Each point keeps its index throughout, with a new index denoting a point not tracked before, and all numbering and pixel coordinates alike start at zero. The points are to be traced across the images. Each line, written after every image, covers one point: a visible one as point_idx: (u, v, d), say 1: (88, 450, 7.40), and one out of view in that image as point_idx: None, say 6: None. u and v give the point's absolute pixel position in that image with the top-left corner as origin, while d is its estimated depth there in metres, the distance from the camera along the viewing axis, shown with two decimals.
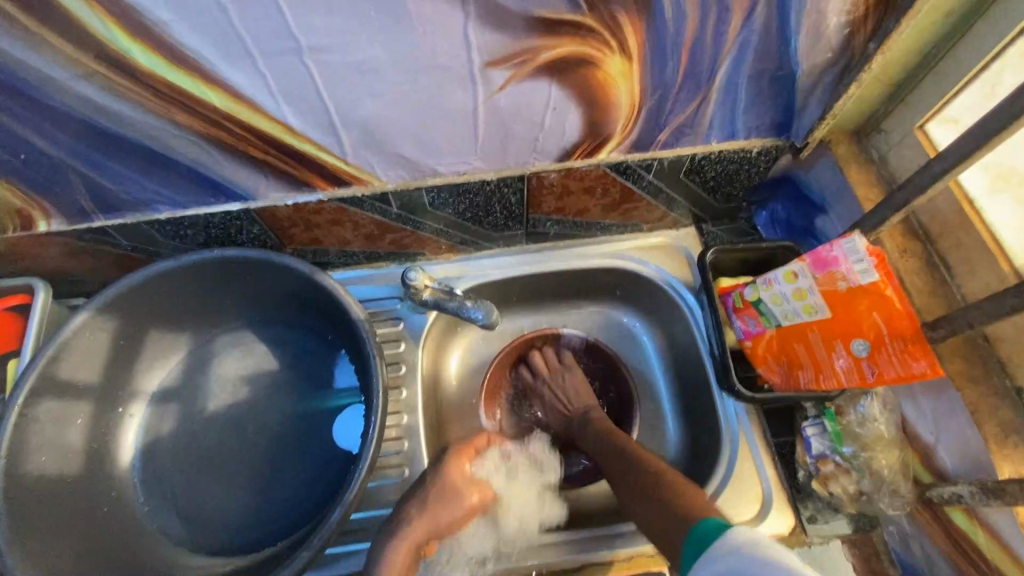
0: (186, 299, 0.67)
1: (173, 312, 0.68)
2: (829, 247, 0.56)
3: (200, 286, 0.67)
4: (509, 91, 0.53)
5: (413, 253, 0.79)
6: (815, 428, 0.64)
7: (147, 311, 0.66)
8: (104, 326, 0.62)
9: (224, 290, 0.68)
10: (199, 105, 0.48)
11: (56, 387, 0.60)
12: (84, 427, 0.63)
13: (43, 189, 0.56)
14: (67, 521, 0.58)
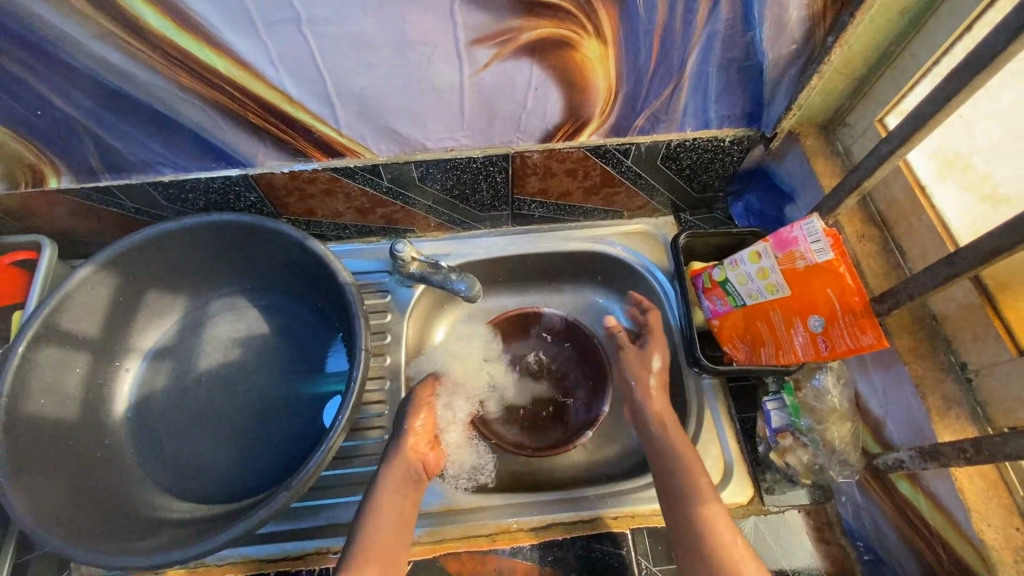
0: (183, 261, 0.71)
1: (171, 274, 0.71)
2: (790, 228, 0.59)
3: (198, 250, 0.70)
4: (493, 69, 0.57)
5: (404, 230, 0.83)
6: (775, 403, 0.67)
7: (146, 271, 0.69)
8: (104, 282, 0.66)
9: (220, 255, 0.72)
10: (204, 69, 0.52)
11: (57, 335, 0.63)
12: (82, 376, 0.66)
13: (55, 147, 0.60)
14: (61, 462, 0.61)
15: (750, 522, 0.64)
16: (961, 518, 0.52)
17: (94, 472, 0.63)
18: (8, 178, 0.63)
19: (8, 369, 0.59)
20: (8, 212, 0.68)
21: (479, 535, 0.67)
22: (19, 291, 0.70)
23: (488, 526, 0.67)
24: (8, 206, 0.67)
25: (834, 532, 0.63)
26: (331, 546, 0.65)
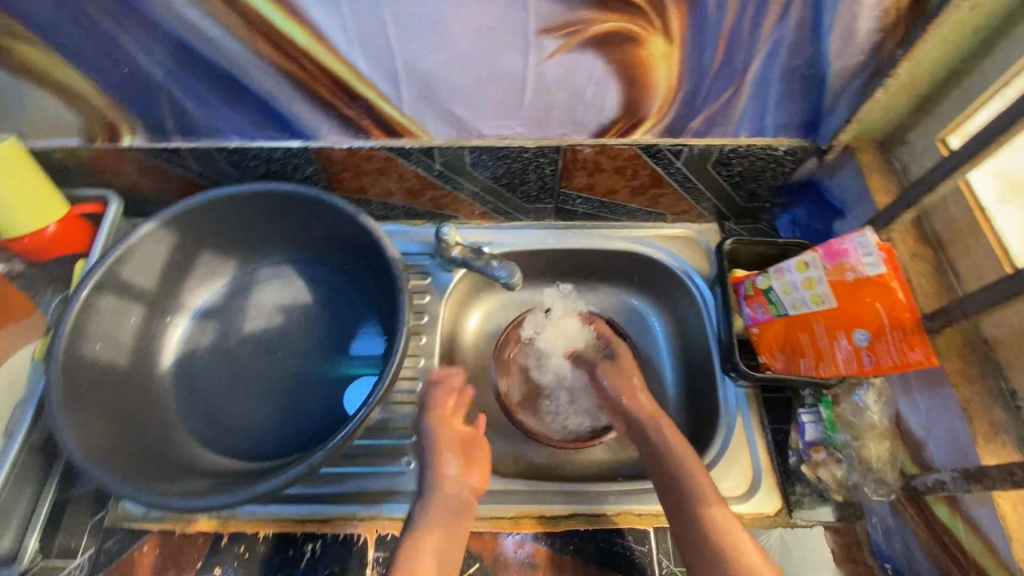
0: (238, 227, 0.73)
1: (224, 238, 0.74)
2: (841, 239, 0.59)
3: (253, 218, 0.73)
4: (558, 61, 0.58)
5: (448, 216, 0.85)
6: (810, 416, 0.66)
7: (202, 233, 0.72)
8: (165, 238, 0.69)
9: (273, 224, 0.74)
10: (283, 40, 0.55)
11: (116, 283, 0.66)
12: (135, 325, 0.69)
13: (134, 106, 0.63)
14: (109, 406, 0.63)
15: (775, 533, 0.63)
16: (1001, 546, 0.51)
17: (139, 419, 0.65)
18: (87, 131, 0.67)
19: (70, 311, 0.62)
20: (82, 165, 0.72)
21: (501, 518, 0.67)
22: (87, 240, 0.73)
23: (512, 509, 0.67)
24: (82, 159, 0.70)
25: (863, 552, 0.62)
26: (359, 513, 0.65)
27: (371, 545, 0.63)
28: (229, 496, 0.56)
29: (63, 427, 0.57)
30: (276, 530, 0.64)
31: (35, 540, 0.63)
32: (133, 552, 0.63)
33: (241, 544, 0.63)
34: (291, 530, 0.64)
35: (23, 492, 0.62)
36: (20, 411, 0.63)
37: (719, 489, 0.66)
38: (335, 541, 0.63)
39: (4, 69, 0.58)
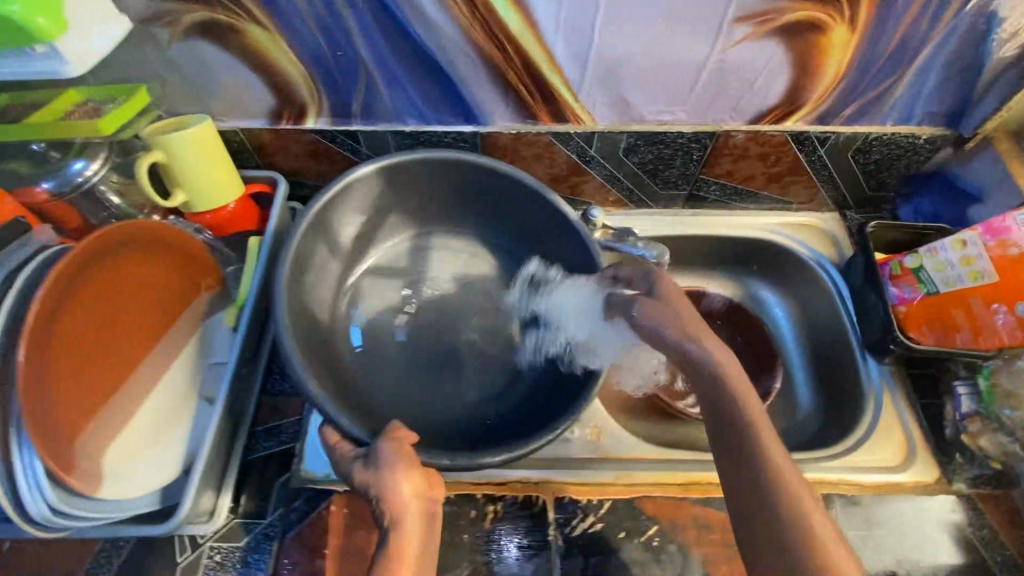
0: (424, 195, 0.74)
1: (409, 207, 0.74)
2: (1001, 218, 0.62)
3: (441, 187, 0.73)
4: (741, 49, 0.63)
5: (581, 202, 0.86)
6: (967, 388, 0.70)
7: (391, 196, 0.73)
8: (366, 186, 0.69)
9: (457, 199, 0.75)
10: (496, 24, 0.59)
11: (316, 236, 0.67)
12: (327, 276, 0.69)
13: (330, 88, 0.67)
14: (314, 350, 0.64)
15: (939, 499, 0.66)
16: None
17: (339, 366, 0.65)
18: (275, 112, 0.71)
19: (285, 257, 0.63)
20: (258, 147, 0.76)
21: (672, 484, 0.67)
22: (256, 220, 0.76)
23: (682, 476, 0.68)
24: (259, 140, 0.74)
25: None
26: (533, 476, 0.68)
27: (551, 507, 0.66)
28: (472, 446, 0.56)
29: (296, 366, 0.58)
30: (457, 491, 0.66)
31: (227, 499, 0.65)
32: (322, 512, 0.66)
33: None
34: (472, 491, 0.66)
35: (219, 454, 0.65)
36: (212, 378, 0.66)
37: (875, 460, 0.70)
38: (515, 504, 0.66)
39: (227, 49, 0.62)
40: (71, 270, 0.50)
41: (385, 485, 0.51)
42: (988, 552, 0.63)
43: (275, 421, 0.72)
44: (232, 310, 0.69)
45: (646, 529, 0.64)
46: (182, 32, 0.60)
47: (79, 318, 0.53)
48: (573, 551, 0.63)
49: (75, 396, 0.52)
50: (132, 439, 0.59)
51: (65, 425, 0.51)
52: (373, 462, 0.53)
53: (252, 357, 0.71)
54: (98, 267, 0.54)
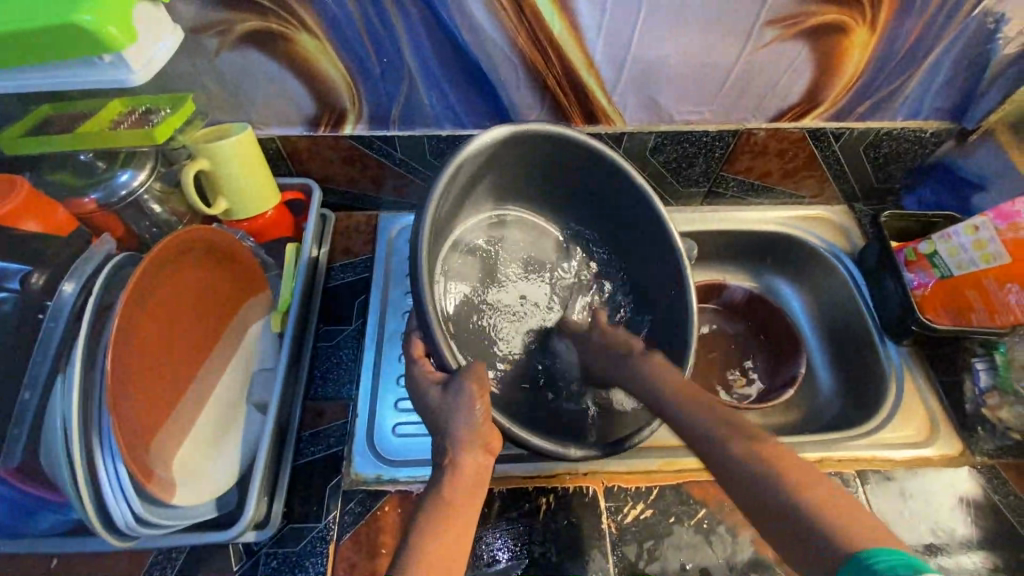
0: (520, 166, 0.72)
1: (500, 174, 0.72)
2: (1012, 203, 0.67)
3: (537, 161, 0.71)
4: (769, 50, 0.66)
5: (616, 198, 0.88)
6: (984, 363, 0.75)
7: (495, 164, 0.69)
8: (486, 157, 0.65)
9: (545, 175, 0.74)
10: (541, 29, 0.62)
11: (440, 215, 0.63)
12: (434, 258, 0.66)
13: (371, 93, 0.68)
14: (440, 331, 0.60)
15: (966, 471, 0.70)
16: None
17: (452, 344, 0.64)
18: (314, 119, 0.72)
19: (424, 238, 0.58)
20: (292, 154, 0.76)
21: None
22: (291, 226, 0.78)
23: None
24: (296, 147, 0.75)
25: None
26: (580, 466, 0.69)
27: (601, 496, 0.67)
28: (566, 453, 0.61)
29: (433, 334, 0.57)
30: (510, 485, 0.68)
31: (281, 505, 0.64)
32: (376, 512, 0.66)
33: (481, 500, 0.66)
34: (523, 486, 0.68)
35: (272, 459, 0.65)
36: (260, 384, 0.66)
37: (900, 435, 0.73)
38: (566, 494, 0.67)
39: (273, 57, 0.63)
40: (140, 280, 0.51)
41: (456, 427, 0.55)
42: (1016, 518, 0.67)
43: (319, 425, 0.71)
44: (276, 315, 0.70)
45: (695, 512, 0.66)
46: (232, 41, 0.61)
47: (147, 328, 0.53)
48: (627, 537, 0.65)
49: (147, 402, 0.53)
50: (192, 446, 0.59)
51: (141, 429, 0.51)
52: (452, 392, 0.56)
53: (294, 363, 0.72)
54: (159, 278, 0.54)
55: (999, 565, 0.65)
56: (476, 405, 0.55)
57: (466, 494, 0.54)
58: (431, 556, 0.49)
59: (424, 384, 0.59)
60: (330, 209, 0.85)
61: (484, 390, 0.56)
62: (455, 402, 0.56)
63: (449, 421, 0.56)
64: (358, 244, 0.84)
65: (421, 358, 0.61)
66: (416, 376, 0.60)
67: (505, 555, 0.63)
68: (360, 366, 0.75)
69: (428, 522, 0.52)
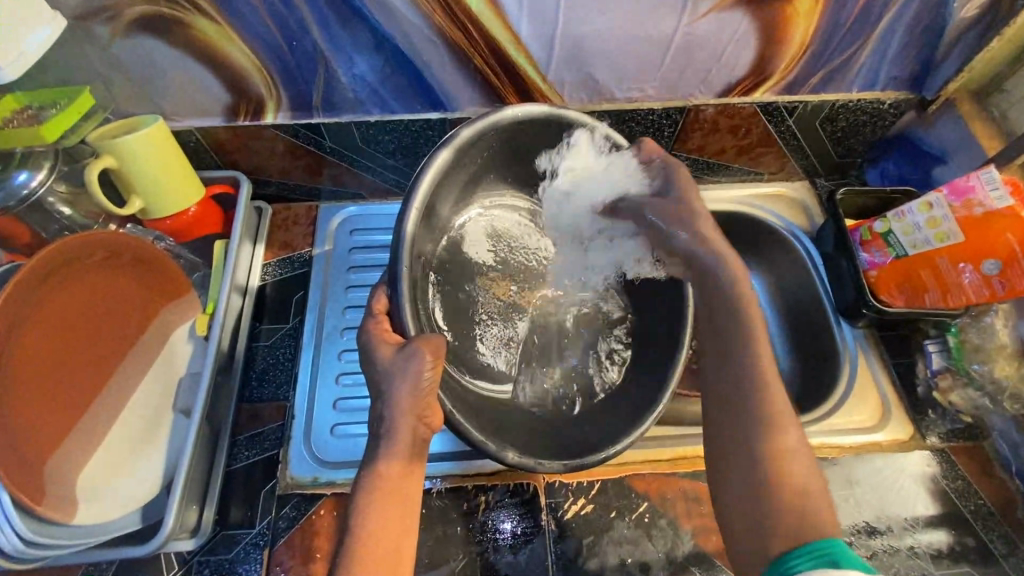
0: (515, 149, 0.66)
1: (497, 160, 0.67)
2: (966, 178, 0.64)
3: (538, 141, 0.65)
4: (708, 20, 0.62)
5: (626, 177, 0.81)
6: (937, 345, 0.73)
7: (489, 149, 0.64)
8: (471, 147, 0.60)
9: (543, 157, 0.68)
10: (459, 5, 0.57)
11: (431, 198, 0.59)
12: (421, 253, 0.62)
13: (287, 77, 0.64)
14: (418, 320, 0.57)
15: (915, 456, 0.69)
16: None
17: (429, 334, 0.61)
18: (232, 108, 0.67)
19: (408, 225, 0.54)
20: (214, 145, 0.72)
21: (661, 459, 0.68)
22: (220, 222, 0.74)
23: (667, 451, 0.69)
24: (216, 139, 0.71)
25: (994, 467, 0.68)
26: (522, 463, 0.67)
27: (543, 492, 0.66)
28: (547, 466, 0.57)
29: (399, 298, 0.54)
30: (447, 484, 0.65)
31: (211, 512, 0.63)
32: (311, 516, 0.64)
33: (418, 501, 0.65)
34: (462, 484, 0.66)
35: (200, 466, 0.63)
36: (186, 389, 0.64)
37: (855, 420, 0.72)
38: (504, 492, 0.65)
39: (173, 43, 0.59)
40: (9, 300, 0.49)
41: (395, 395, 0.50)
42: (962, 502, 0.67)
43: (257, 427, 0.69)
44: (201, 317, 0.67)
45: (636, 506, 0.65)
46: (123, 28, 0.57)
47: (32, 352, 0.52)
48: (567, 534, 0.64)
49: (27, 414, 0.51)
50: (105, 459, 0.58)
51: (17, 444, 0.50)
52: (403, 354, 0.51)
53: (224, 367, 0.69)
54: (40, 300, 0.53)
55: (944, 550, 0.64)
56: (425, 369, 0.50)
57: (397, 481, 0.50)
58: (379, 544, 0.47)
59: (377, 344, 0.54)
60: (266, 202, 0.81)
61: (437, 358, 0.51)
62: (404, 366, 0.50)
63: (391, 385, 0.51)
64: (297, 238, 0.81)
65: (380, 315, 0.56)
66: (370, 333, 0.55)
67: (514, 535, 0.63)
68: (297, 366, 0.73)
69: (368, 502, 0.49)
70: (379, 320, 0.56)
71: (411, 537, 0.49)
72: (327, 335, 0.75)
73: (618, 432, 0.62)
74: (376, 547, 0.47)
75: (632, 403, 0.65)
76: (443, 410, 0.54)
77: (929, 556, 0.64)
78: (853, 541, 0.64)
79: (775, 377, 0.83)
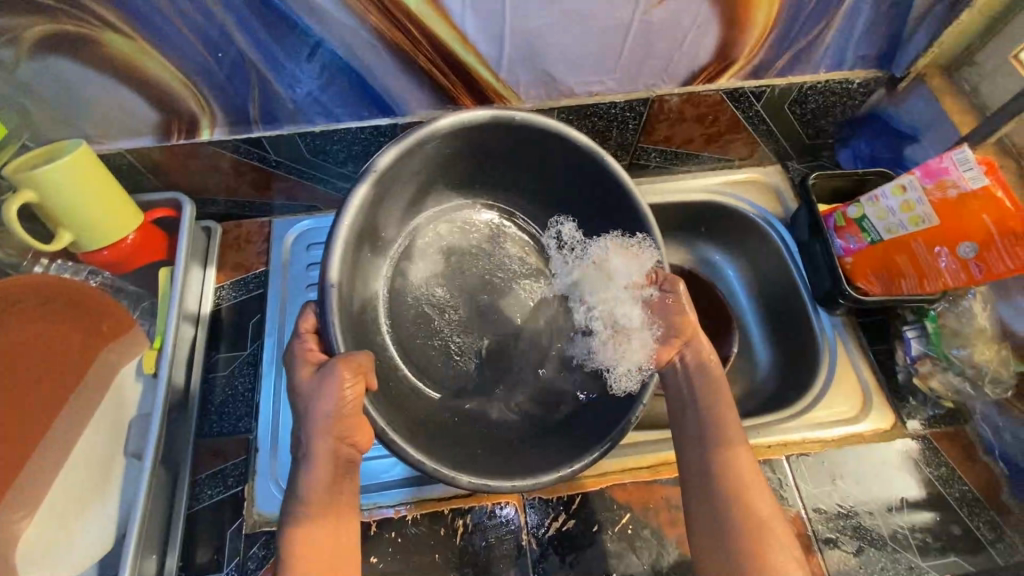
0: (463, 158, 0.64)
1: (441, 173, 0.65)
2: (938, 159, 0.60)
3: (484, 145, 0.63)
4: (665, 7, 0.58)
5: None
6: (915, 332, 0.71)
7: (433, 157, 0.62)
8: (405, 161, 0.58)
9: (488, 165, 0.67)
10: (395, 5, 0.53)
11: (367, 215, 0.57)
12: (362, 266, 0.61)
13: (218, 91, 0.59)
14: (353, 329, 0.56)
15: (897, 445, 0.68)
16: None
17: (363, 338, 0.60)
18: (163, 128, 0.62)
19: (338, 247, 0.53)
20: (151, 166, 0.67)
21: (642, 466, 0.66)
22: (165, 248, 0.69)
23: (648, 457, 0.67)
24: (151, 159, 0.66)
25: (977, 451, 0.67)
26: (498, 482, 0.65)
27: (522, 511, 0.63)
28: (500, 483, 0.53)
29: (331, 312, 0.51)
30: (422, 510, 0.63)
31: (175, 557, 0.60)
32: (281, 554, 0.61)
33: (392, 530, 0.62)
34: (438, 509, 0.63)
35: (159, 510, 0.60)
36: (138, 432, 0.61)
37: (836, 411, 0.70)
38: (482, 513, 0.63)
39: (86, 63, 0.54)
40: None
41: (337, 425, 0.47)
42: (946, 489, 0.66)
43: (219, 464, 0.65)
44: (149, 354, 0.64)
45: (619, 517, 0.64)
46: (27, 50, 0.52)
47: None
48: (549, 553, 0.62)
49: None
50: (53, 515, 0.56)
51: None
52: (321, 374, 0.49)
53: (181, 403, 0.65)
54: None
55: (929, 539, 0.63)
56: (346, 390, 0.48)
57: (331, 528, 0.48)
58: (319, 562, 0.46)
59: (298, 364, 0.51)
60: (214, 222, 0.76)
61: (358, 376, 0.48)
62: (323, 391, 0.48)
63: (334, 414, 0.48)
64: (250, 257, 0.77)
65: (308, 334, 0.53)
66: (293, 354, 0.52)
67: (497, 557, 0.61)
68: (259, 395, 0.69)
69: (306, 535, 0.47)
70: (305, 341, 0.52)
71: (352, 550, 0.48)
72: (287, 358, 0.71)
73: (580, 444, 0.58)
74: (311, 565, 0.46)
75: (596, 416, 0.61)
76: (375, 427, 0.50)
77: (915, 546, 0.63)
78: (837, 537, 0.63)
79: (755, 367, 0.81)
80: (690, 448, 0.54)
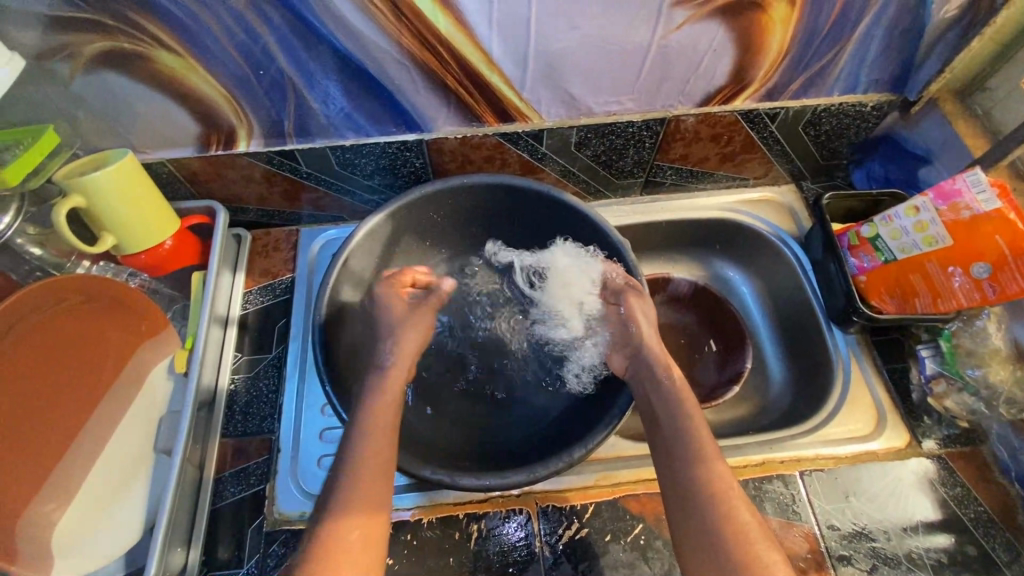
0: (456, 215, 0.73)
1: (427, 233, 0.74)
2: (952, 181, 0.61)
3: (473, 205, 0.72)
4: (683, 32, 0.61)
5: (606, 178, 0.82)
6: (930, 350, 0.71)
7: (426, 215, 0.72)
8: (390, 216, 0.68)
9: (485, 222, 0.75)
10: (426, 28, 0.56)
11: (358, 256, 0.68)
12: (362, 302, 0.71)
13: (255, 105, 0.63)
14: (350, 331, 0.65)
15: (911, 464, 0.68)
16: None
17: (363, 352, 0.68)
18: (202, 140, 0.66)
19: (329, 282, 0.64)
20: (188, 175, 0.71)
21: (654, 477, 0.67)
22: (197, 255, 0.73)
23: None
24: (190, 169, 0.70)
25: (993, 472, 0.67)
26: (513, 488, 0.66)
27: (536, 518, 0.64)
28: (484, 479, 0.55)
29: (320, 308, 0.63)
30: (439, 514, 0.64)
31: (198, 551, 0.62)
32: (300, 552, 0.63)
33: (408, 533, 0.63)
34: (453, 513, 0.64)
35: (185, 504, 0.62)
36: (168, 428, 0.63)
37: (850, 428, 0.71)
38: (496, 519, 0.64)
39: (135, 78, 0.58)
40: None
41: None
42: (961, 509, 0.65)
43: (242, 462, 0.67)
44: (180, 354, 0.67)
45: (632, 528, 0.64)
46: (82, 66, 0.55)
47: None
48: (562, 561, 0.62)
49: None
50: (83, 509, 0.58)
51: None
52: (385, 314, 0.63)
53: (206, 402, 0.68)
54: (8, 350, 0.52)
55: (945, 560, 0.63)
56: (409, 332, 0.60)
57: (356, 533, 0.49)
58: (352, 556, 0.48)
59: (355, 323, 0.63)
60: (245, 229, 0.80)
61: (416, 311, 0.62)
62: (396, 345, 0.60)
63: None
64: (278, 263, 0.80)
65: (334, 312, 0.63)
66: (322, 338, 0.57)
67: (509, 562, 0.62)
68: (282, 397, 0.71)
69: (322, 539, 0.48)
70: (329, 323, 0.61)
71: (380, 546, 0.50)
72: (311, 363, 0.73)
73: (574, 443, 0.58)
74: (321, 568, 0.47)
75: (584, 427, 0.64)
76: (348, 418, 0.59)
77: (930, 566, 0.63)
78: (851, 554, 0.63)
79: (768, 384, 0.82)
80: (665, 465, 0.55)
